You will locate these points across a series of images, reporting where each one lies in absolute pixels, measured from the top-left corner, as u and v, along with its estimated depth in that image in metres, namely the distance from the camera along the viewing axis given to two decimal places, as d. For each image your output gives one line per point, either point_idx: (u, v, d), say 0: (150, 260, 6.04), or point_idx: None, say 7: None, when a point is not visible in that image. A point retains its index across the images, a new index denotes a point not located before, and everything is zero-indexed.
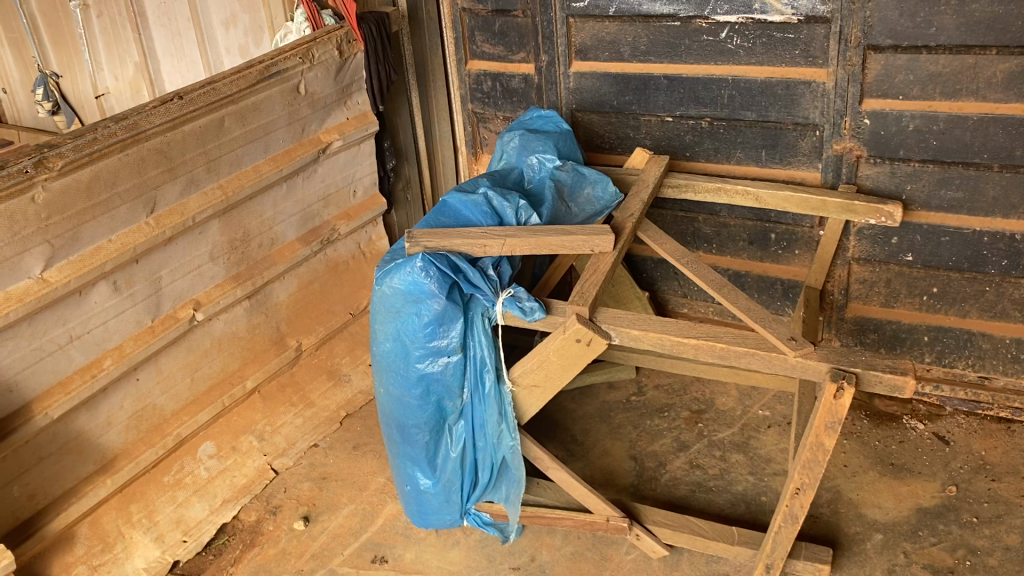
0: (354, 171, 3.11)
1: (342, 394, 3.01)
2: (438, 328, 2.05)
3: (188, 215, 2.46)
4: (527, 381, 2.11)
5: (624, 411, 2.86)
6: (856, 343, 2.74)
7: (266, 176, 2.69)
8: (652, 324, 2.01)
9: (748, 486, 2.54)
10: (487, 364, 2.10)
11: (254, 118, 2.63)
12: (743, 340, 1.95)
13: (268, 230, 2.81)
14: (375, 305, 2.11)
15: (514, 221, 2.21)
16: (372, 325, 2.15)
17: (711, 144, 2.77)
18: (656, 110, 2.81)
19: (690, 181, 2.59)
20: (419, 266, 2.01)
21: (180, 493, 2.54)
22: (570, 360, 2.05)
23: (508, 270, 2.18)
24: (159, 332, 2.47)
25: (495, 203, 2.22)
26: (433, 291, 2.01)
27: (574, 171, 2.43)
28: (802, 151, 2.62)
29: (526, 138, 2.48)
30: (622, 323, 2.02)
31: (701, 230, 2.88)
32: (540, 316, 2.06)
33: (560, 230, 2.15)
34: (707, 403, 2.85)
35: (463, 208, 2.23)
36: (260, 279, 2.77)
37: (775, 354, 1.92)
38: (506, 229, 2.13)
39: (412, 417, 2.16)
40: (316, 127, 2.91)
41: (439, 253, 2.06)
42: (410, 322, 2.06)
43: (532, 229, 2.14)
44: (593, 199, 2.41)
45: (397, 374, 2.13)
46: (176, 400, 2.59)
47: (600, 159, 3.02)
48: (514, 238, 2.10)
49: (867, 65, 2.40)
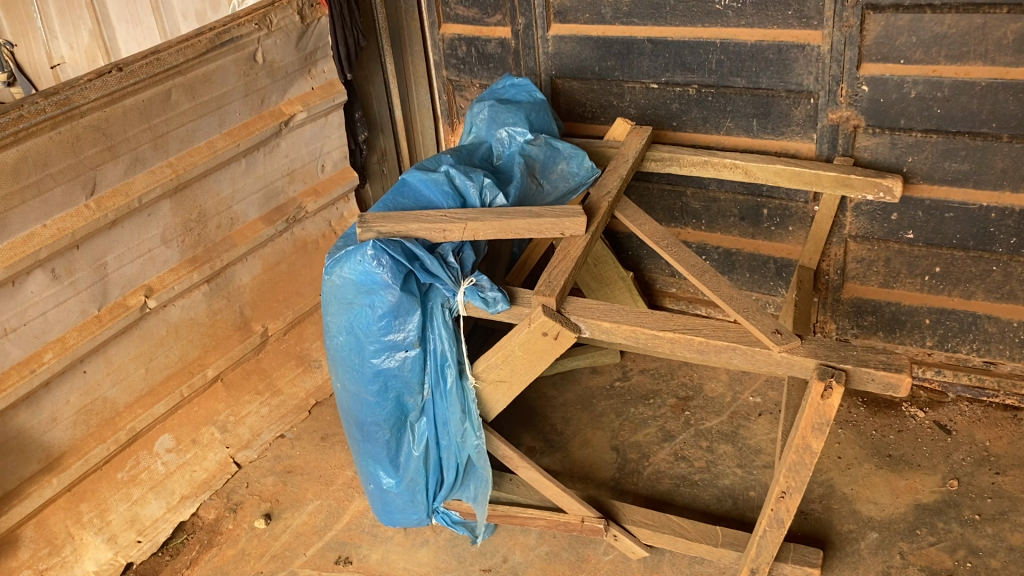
0: (320, 145, 2.94)
1: (311, 380, 2.87)
2: (393, 321, 1.89)
3: (134, 196, 2.29)
4: (492, 376, 1.96)
5: (607, 398, 2.71)
6: (853, 325, 2.57)
7: (222, 152, 2.52)
8: (625, 316, 1.85)
9: (735, 480, 2.39)
10: (448, 359, 1.95)
11: (205, 90, 2.45)
12: (723, 333, 1.78)
13: (226, 210, 2.64)
14: (327, 296, 1.94)
15: (478, 201, 2.03)
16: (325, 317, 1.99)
17: (699, 113, 2.58)
18: (640, 76, 2.61)
19: (674, 153, 2.39)
20: (370, 255, 1.84)
21: (135, 490, 2.41)
22: (537, 354, 1.89)
23: (471, 257, 2.00)
24: (107, 322, 2.32)
25: (457, 181, 2.04)
26: (387, 281, 1.85)
27: (547, 145, 2.24)
28: (796, 121, 2.43)
29: (496, 110, 2.29)
30: (593, 314, 1.86)
31: (689, 205, 2.71)
32: (502, 308, 1.89)
33: (527, 211, 1.98)
34: (694, 390, 2.70)
35: (423, 187, 2.05)
36: (218, 262, 2.61)
37: (759, 349, 1.75)
38: (468, 211, 1.96)
39: (370, 414, 2.01)
40: (277, 99, 2.73)
41: (393, 240, 1.89)
42: (363, 315, 1.90)
43: (497, 211, 1.97)
44: (567, 174, 2.23)
45: (353, 370, 1.98)
46: (129, 392, 2.44)
47: (581, 129, 2.83)
48: (476, 222, 1.93)
49: (865, 26, 2.20)
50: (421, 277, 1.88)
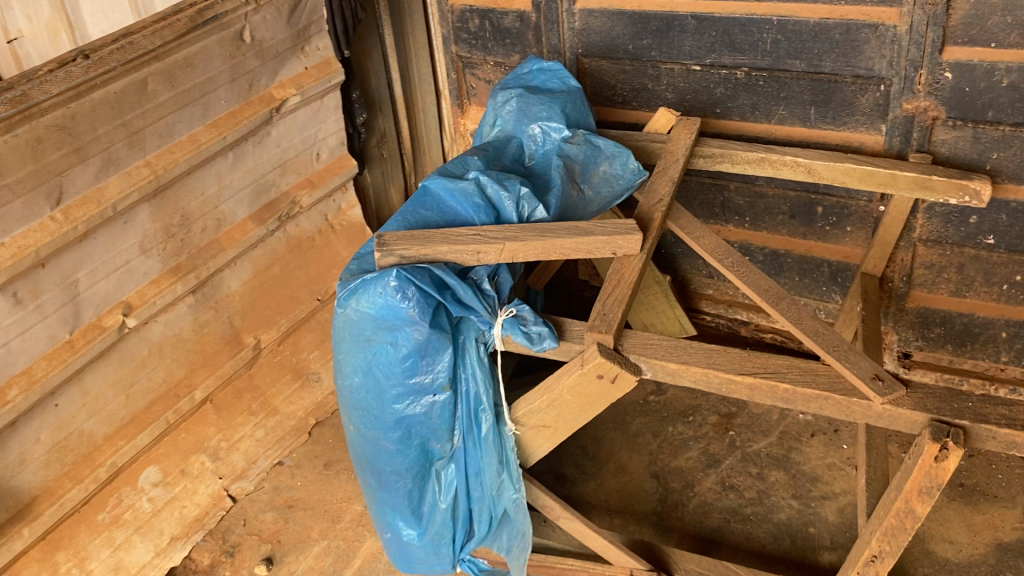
0: (316, 131, 2.61)
1: (311, 397, 2.59)
2: (420, 361, 1.60)
3: (107, 203, 1.98)
4: (534, 422, 1.69)
5: (640, 415, 2.46)
6: (918, 337, 2.32)
7: (207, 147, 2.20)
8: (693, 355, 1.57)
9: (792, 514, 2.15)
10: (482, 402, 1.67)
11: (186, 77, 2.12)
12: (812, 378, 1.52)
13: (212, 210, 2.33)
14: (339, 331, 1.66)
15: (514, 215, 1.73)
16: (336, 354, 1.70)
17: (748, 99, 2.28)
18: (680, 57, 2.31)
19: (727, 149, 2.09)
20: (393, 286, 1.55)
21: (119, 533, 2.13)
22: (588, 399, 1.62)
23: (508, 282, 1.72)
24: (81, 347, 2.02)
25: (489, 191, 1.75)
26: (413, 317, 1.56)
27: (586, 143, 1.95)
28: (862, 110, 2.14)
29: (526, 101, 2.00)
30: (654, 352, 1.58)
31: (732, 200, 2.43)
32: (550, 345, 1.61)
33: (574, 226, 1.69)
34: (738, 406, 2.45)
35: (448, 196, 1.77)
36: (205, 271, 2.30)
37: (857, 399, 1.49)
38: (505, 227, 1.67)
39: (390, 462, 1.73)
40: (267, 82, 2.40)
41: (419, 266, 1.60)
42: (384, 354, 1.61)
43: (539, 227, 1.68)
44: (610, 177, 1.94)
45: (369, 413, 1.69)
46: (109, 423, 2.15)
47: (609, 114, 2.53)
48: (516, 241, 1.64)
49: (953, 4, 1.90)
50: (452, 310, 1.59)
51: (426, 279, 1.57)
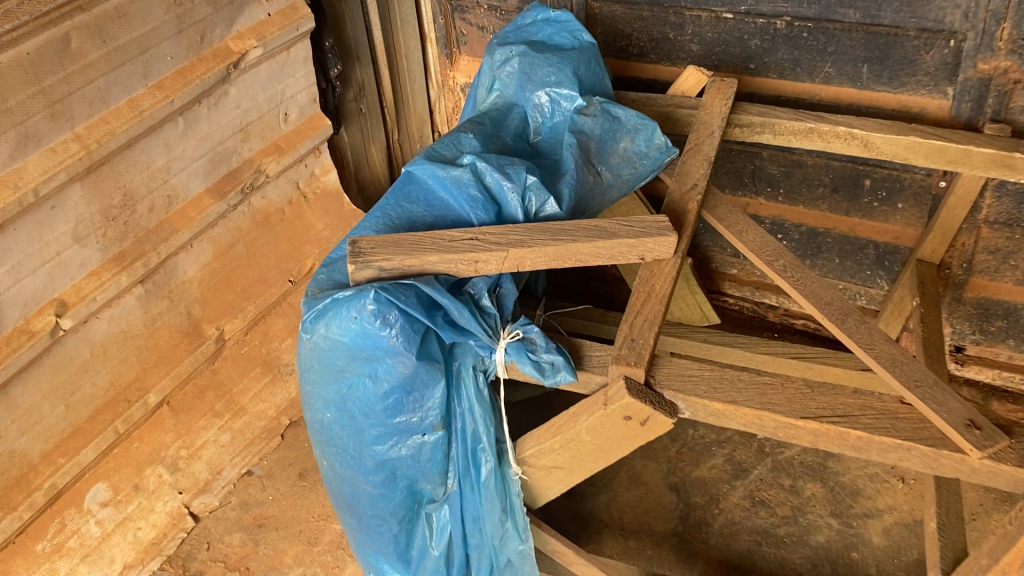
0: (283, 87, 2.25)
1: (284, 393, 2.30)
2: (406, 397, 1.30)
3: (27, 187, 1.64)
4: (545, 463, 1.40)
5: None
6: (975, 331, 2.03)
7: (150, 114, 1.85)
8: (742, 392, 1.28)
9: (831, 537, 1.89)
10: (482, 441, 1.38)
11: (120, 31, 1.77)
12: (892, 424, 1.23)
13: (161, 185, 1.99)
14: (305, 357, 1.35)
15: (519, 211, 1.41)
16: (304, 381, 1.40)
17: (788, 53, 1.94)
18: (709, 3, 1.96)
19: (768, 117, 1.77)
20: (371, 310, 1.23)
21: (62, 564, 1.85)
22: (611, 441, 1.33)
23: (513, 293, 1.41)
24: (4, 358, 1.70)
25: (488, 180, 1.42)
26: (395, 348, 1.25)
27: (604, 113, 1.62)
28: (925, 69, 1.80)
29: (530, 61, 1.66)
30: (695, 387, 1.28)
31: (765, 169, 2.11)
32: (563, 379, 1.30)
33: (592, 225, 1.38)
34: None
35: (438, 186, 1.45)
36: (154, 257, 1.98)
37: (947, 453, 1.20)
38: (510, 229, 1.36)
39: (372, 505, 1.44)
40: (223, 32, 2.04)
41: (403, 282, 1.28)
42: (361, 388, 1.31)
43: (551, 227, 1.37)
44: (632, 156, 1.61)
45: (345, 451, 1.40)
46: (46, 438, 1.85)
47: (622, 68, 2.19)
48: (523, 248, 1.33)
49: None
50: (444, 337, 1.29)
51: (412, 300, 1.26)
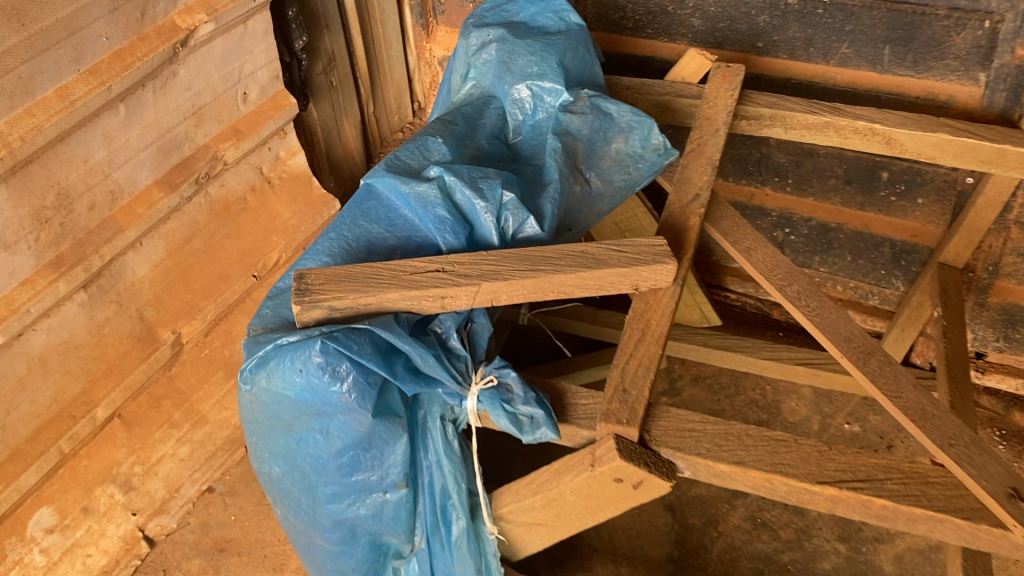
0: (240, 64, 2.03)
1: None
2: (363, 455, 1.13)
3: None
4: (525, 519, 1.24)
5: None
6: (998, 337, 1.86)
7: (83, 104, 1.64)
8: (751, 449, 1.11)
9: (839, 564, 1.75)
10: (452, 498, 1.20)
11: (43, 11, 1.55)
12: (923, 491, 1.06)
13: (102, 179, 1.78)
14: (248, 407, 1.17)
15: (495, 234, 1.21)
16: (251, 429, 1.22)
17: (800, 31, 1.73)
18: None
19: (779, 109, 1.56)
20: (318, 363, 1.05)
21: None
22: (599, 502, 1.16)
23: (488, 327, 1.23)
24: None
25: (458, 197, 1.23)
26: (347, 404, 1.07)
27: (594, 110, 1.42)
28: (955, 52, 1.60)
29: (510, 49, 1.46)
30: (696, 444, 1.11)
31: (772, 158, 1.91)
32: (546, 437, 1.12)
33: (579, 251, 1.19)
34: (770, 412, 2.02)
35: (402, 202, 1.26)
36: (97, 260, 1.78)
37: (987, 528, 1.04)
38: (483, 257, 1.17)
39: (332, 563, 1.28)
40: (167, 6, 1.81)
41: (356, 325, 1.10)
42: (312, 444, 1.13)
43: (531, 254, 1.18)
44: (626, 159, 1.41)
45: (299, 507, 1.23)
46: None
47: (614, 44, 1.98)
48: (498, 281, 1.14)
49: None
50: (405, 389, 1.11)
51: (366, 349, 1.07)
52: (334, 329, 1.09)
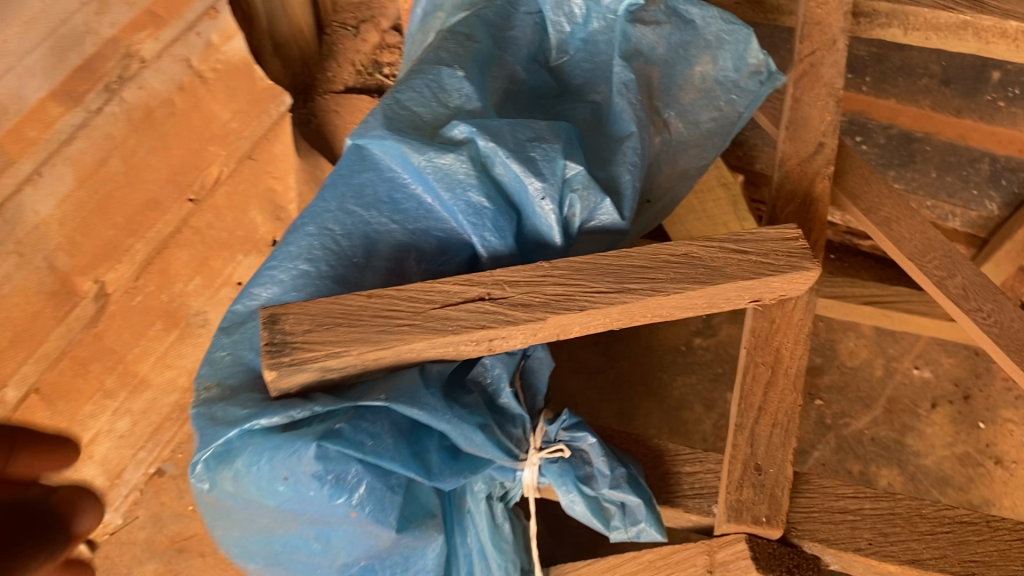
0: None
1: None
2: (379, 563, 0.77)
3: None
4: None
5: (683, 374, 1.67)
6: None
7: None
8: (930, 539, 0.80)
9: None
10: None
11: None
12: None
13: None
14: (207, 507, 0.79)
15: (556, 232, 0.85)
16: (211, 529, 0.83)
17: None
18: None
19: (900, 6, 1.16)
20: (311, 473, 0.69)
21: None
22: None
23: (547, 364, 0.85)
24: None
25: (501, 175, 0.85)
26: (354, 512, 0.71)
27: (673, 18, 1.00)
28: None
29: None
30: (852, 534, 0.80)
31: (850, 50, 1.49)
32: (652, 529, 0.79)
33: (682, 253, 0.80)
34: (825, 356, 1.70)
35: (413, 176, 0.86)
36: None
37: None
38: (543, 271, 0.77)
39: None
40: None
41: (362, 399, 0.72)
42: (307, 550, 0.77)
43: (614, 264, 0.78)
44: (715, 89, 1.00)
45: None
46: None
47: None
48: (570, 312, 0.76)
49: None
50: (443, 486, 0.75)
51: (387, 444, 0.72)
52: (333, 411, 0.72)
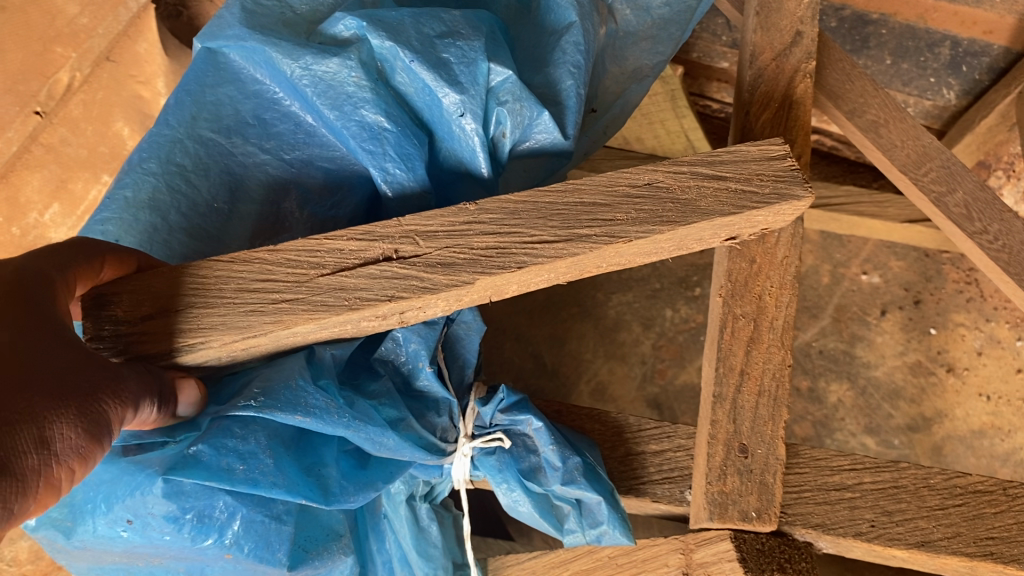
0: None
1: None
2: None
3: None
4: None
5: (619, 292, 1.46)
6: None
7: None
8: (940, 516, 0.67)
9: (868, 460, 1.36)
10: None
11: None
12: None
13: None
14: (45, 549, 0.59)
15: (483, 160, 0.66)
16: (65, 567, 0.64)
17: None
18: None
19: None
20: (161, 514, 0.53)
21: None
22: None
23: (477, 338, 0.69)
24: None
25: (404, 89, 0.65)
26: (227, 543, 0.54)
27: None
28: None
29: None
30: (852, 517, 0.67)
31: None
32: (619, 528, 0.64)
33: (645, 182, 0.57)
34: None
35: (286, 91, 0.66)
36: None
37: None
38: (467, 217, 0.56)
39: None
40: None
41: (227, 410, 0.55)
42: None
43: (559, 202, 0.56)
44: None
45: None
46: None
47: None
48: (506, 272, 0.55)
49: None
50: (345, 508, 0.60)
51: (265, 468, 0.55)
52: (191, 423, 0.56)
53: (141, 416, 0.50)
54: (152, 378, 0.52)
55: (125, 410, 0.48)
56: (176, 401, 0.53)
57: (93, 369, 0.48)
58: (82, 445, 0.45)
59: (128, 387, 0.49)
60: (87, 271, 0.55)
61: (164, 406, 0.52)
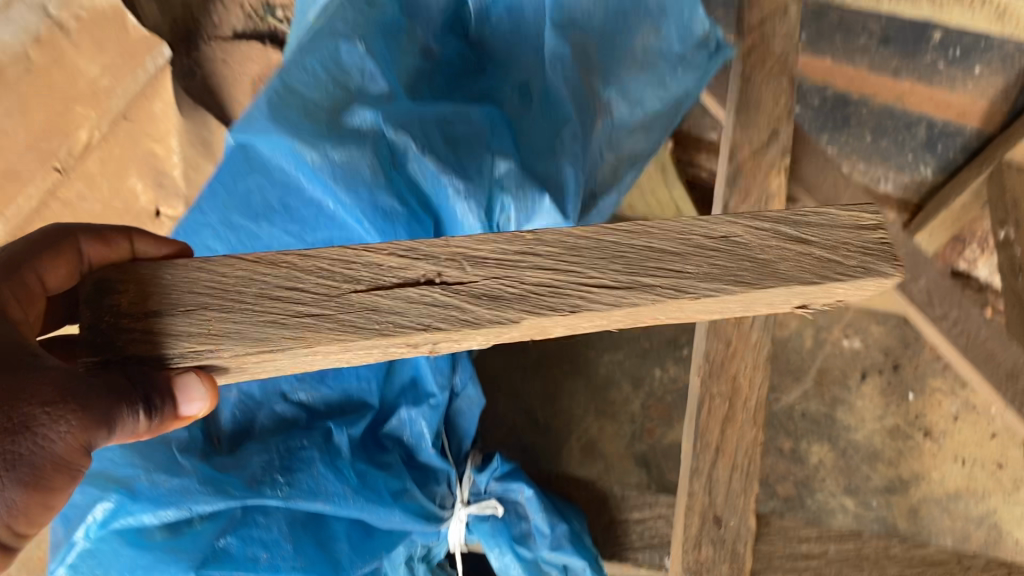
0: None
1: None
2: None
3: None
4: None
5: None
6: None
7: None
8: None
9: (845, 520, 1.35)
10: None
11: None
12: None
13: None
14: None
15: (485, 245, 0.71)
16: None
17: None
18: None
19: None
20: None
21: None
22: None
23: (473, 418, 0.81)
24: None
25: (416, 173, 0.71)
26: None
27: None
28: None
29: None
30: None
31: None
32: None
33: (719, 234, 0.49)
34: None
35: (307, 177, 0.71)
36: None
37: None
38: (521, 246, 0.48)
39: None
40: None
41: (259, 496, 0.69)
42: None
43: (624, 244, 0.48)
44: (658, 64, 0.88)
45: None
46: None
47: None
48: (558, 315, 0.47)
49: None
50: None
51: (285, 554, 0.68)
52: (220, 510, 0.69)
53: (112, 427, 0.47)
54: (132, 382, 0.46)
55: (73, 427, 0.46)
56: (171, 404, 0.47)
57: (37, 389, 0.47)
58: (13, 480, 0.47)
59: (75, 407, 0.46)
60: (52, 255, 0.61)
61: (151, 411, 0.47)
